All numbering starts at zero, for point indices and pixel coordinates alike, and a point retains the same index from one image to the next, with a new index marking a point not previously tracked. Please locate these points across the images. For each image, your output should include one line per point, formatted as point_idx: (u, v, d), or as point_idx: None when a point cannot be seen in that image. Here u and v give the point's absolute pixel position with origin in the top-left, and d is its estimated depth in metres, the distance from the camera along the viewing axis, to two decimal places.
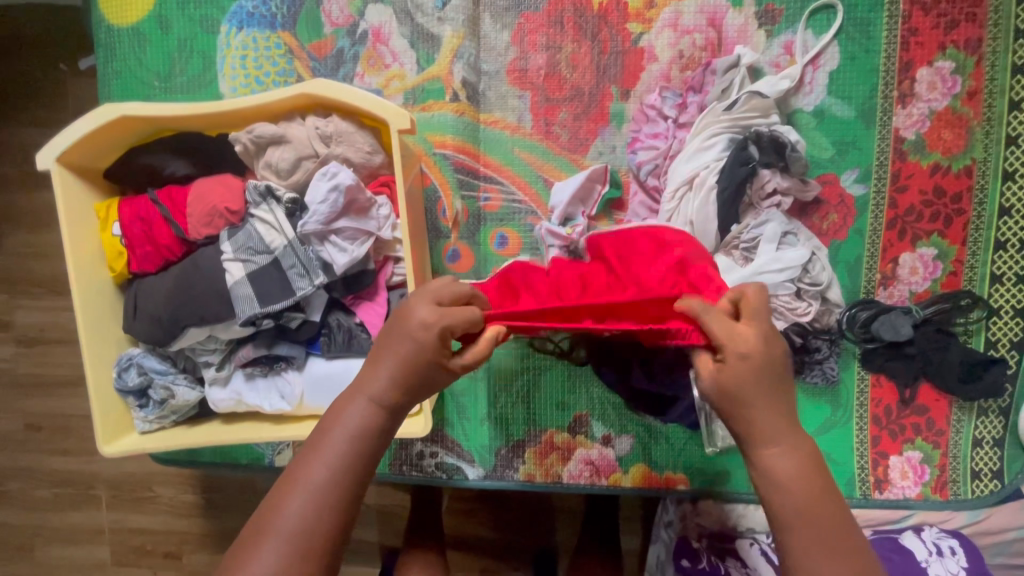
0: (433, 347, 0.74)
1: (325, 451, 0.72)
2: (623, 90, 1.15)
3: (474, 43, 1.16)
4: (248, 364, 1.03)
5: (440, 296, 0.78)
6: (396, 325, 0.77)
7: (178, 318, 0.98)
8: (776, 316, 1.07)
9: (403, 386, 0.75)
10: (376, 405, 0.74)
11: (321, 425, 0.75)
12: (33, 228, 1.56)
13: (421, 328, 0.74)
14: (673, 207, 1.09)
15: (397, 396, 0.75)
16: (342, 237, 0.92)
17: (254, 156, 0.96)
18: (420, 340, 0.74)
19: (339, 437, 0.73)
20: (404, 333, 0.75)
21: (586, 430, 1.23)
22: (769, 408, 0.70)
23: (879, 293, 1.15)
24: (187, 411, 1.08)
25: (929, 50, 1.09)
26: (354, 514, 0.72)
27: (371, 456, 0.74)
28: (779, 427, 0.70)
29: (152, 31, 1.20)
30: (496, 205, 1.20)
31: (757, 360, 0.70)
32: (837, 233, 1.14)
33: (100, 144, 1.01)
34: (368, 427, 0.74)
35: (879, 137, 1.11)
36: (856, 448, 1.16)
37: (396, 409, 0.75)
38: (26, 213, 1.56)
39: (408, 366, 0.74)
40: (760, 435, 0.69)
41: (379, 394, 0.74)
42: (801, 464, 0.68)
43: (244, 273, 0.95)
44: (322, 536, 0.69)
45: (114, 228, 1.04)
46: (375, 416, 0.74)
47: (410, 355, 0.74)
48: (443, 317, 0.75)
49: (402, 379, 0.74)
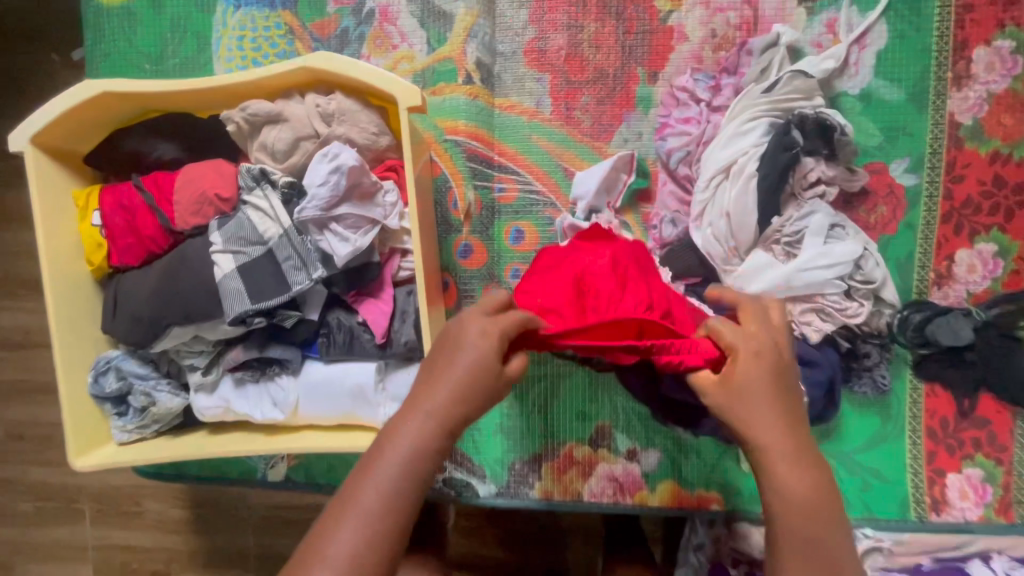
0: (493, 359, 0.73)
1: (380, 471, 0.67)
2: (651, 72, 1.06)
3: (489, 21, 1.07)
4: (237, 368, 0.93)
5: (493, 306, 0.78)
6: (449, 337, 0.75)
7: (160, 317, 0.88)
8: (823, 317, 0.98)
9: (460, 399, 0.71)
10: (434, 423, 0.70)
11: (375, 443, 0.71)
12: (18, 225, 1.47)
13: (478, 340, 0.73)
14: (707, 198, 1.00)
15: (455, 411, 0.71)
16: (345, 225, 0.83)
17: (248, 137, 0.87)
18: (481, 350, 0.73)
19: (397, 453, 0.68)
20: (462, 344, 0.73)
21: (609, 444, 1.13)
22: (772, 408, 0.72)
23: (933, 294, 1.05)
24: (170, 420, 0.99)
25: (987, 27, 0.99)
26: (405, 543, 0.67)
27: (427, 478, 0.69)
28: (785, 433, 0.71)
29: (142, 10, 1.12)
30: (512, 197, 1.10)
31: (768, 360, 0.73)
32: (886, 227, 1.04)
33: (79, 125, 0.92)
34: (426, 447, 0.70)
35: (932, 123, 1.02)
36: (909, 465, 1.05)
37: (454, 428, 0.71)
38: (11, 209, 1.46)
39: (468, 381, 0.72)
40: (767, 439, 0.71)
41: (437, 410, 0.71)
42: (800, 460, 0.70)
43: (235, 266, 0.86)
44: (374, 564, 0.64)
45: (94, 217, 0.94)
46: (432, 431, 0.70)
47: (470, 366, 0.72)
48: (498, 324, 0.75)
49: (460, 392, 0.71)
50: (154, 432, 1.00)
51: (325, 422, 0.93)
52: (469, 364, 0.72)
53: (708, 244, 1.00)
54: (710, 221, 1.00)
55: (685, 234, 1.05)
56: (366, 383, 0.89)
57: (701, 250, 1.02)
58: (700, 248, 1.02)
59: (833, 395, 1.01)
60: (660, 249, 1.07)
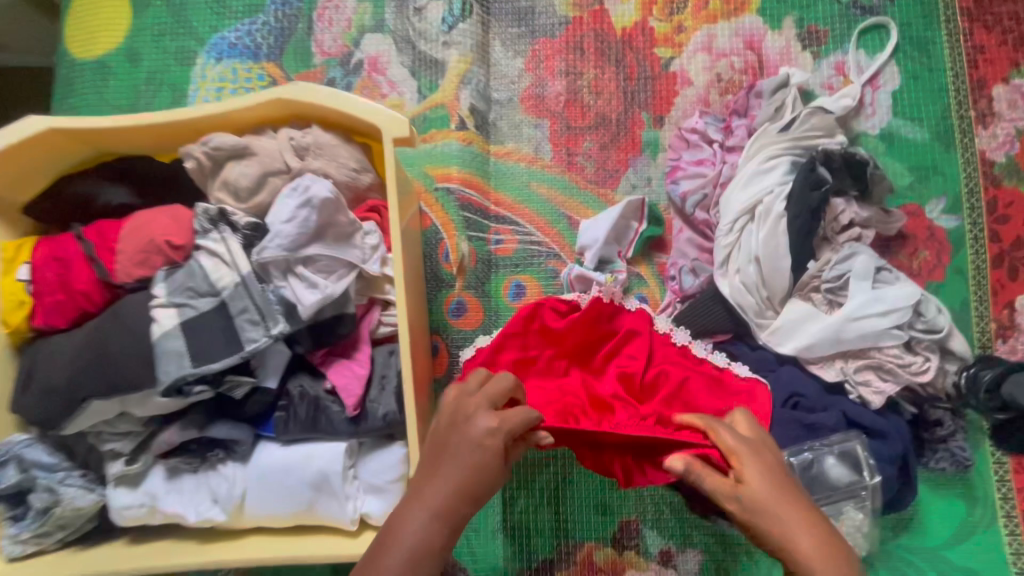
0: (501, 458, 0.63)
1: None
2: (656, 117, 1.00)
3: (483, 69, 1.02)
4: (170, 455, 0.74)
5: (496, 397, 0.67)
6: (449, 427, 0.64)
7: (76, 387, 0.70)
8: (882, 375, 0.83)
9: (464, 495, 0.61)
10: (440, 521, 0.60)
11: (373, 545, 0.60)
12: None
13: (485, 443, 0.62)
14: (732, 241, 0.88)
15: (463, 508, 0.61)
16: (314, 268, 0.69)
17: (210, 175, 0.75)
18: (484, 451, 0.62)
19: (395, 558, 0.57)
20: (463, 440, 0.63)
21: (637, 545, 0.91)
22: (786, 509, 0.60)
23: (999, 347, 0.91)
24: (79, 526, 0.77)
25: (1001, 67, 0.96)
26: None
27: None
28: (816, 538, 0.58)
29: (119, 64, 1.07)
30: (510, 249, 0.99)
31: (766, 456, 0.64)
32: (932, 273, 0.93)
33: (16, 169, 0.80)
34: (428, 548, 0.59)
35: (963, 161, 0.95)
36: (1013, 562, 0.85)
37: (459, 525, 0.61)
38: None
39: (477, 476, 0.61)
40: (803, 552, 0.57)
41: (443, 507, 0.60)
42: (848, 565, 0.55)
43: (177, 322, 0.70)
44: None
45: (20, 271, 0.80)
46: (436, 531, 0.59)
47: (470, 465, 0.62)
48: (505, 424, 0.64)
49: (469, 487, 0.61)
50: (57, 543, 0.77)
51: (279, 523, 0.73)
52: (466, 464, 0.61)
53: (737, 294, 0.88)
54: (737, 268, 0.88)
55: (709, 284, 0.92)
56: (333, 472, 0.70)
57: (730, 301, 0.88)
58: (728, 299, 0.89)
59: (907, 473, 0.83)
60: (682, 302, 0.93)
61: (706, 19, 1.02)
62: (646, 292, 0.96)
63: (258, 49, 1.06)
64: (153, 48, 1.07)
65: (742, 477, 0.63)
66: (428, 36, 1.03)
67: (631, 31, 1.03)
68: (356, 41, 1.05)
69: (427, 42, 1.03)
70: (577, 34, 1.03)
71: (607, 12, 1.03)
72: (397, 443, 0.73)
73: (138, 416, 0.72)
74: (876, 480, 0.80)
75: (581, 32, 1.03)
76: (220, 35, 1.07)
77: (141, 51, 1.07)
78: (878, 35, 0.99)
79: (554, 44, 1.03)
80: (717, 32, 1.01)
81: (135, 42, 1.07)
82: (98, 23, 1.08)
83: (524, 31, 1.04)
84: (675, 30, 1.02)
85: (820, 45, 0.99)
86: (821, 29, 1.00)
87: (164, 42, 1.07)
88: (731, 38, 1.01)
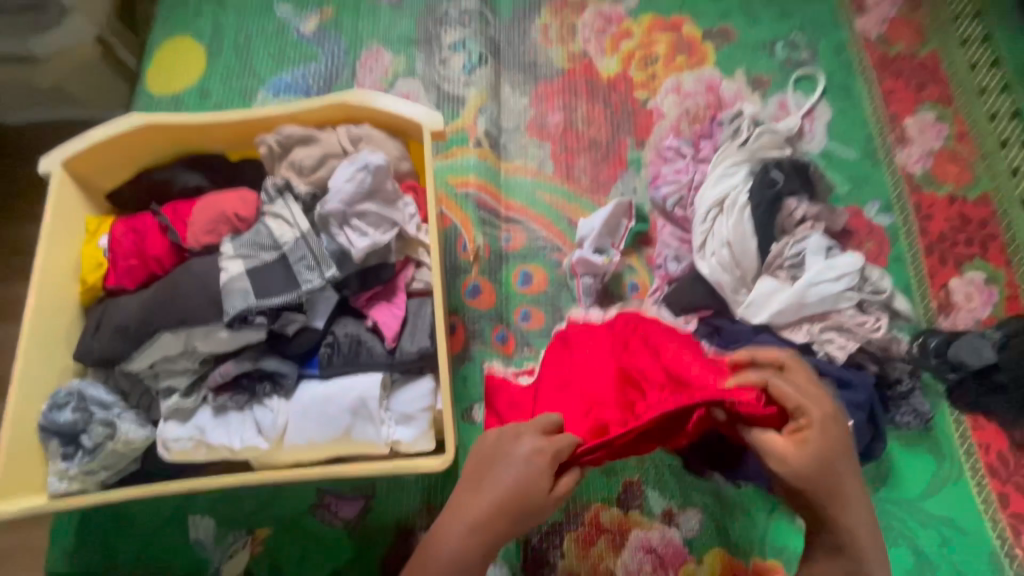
0: (542, 479, 0.71)
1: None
2: (638, 141, 1.22)
3: (496, 104, 1.25)
4: (222, 391, 0.83)
5: (545, 425, 0.77)
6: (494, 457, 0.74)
7: (150, 321, 0.81)
8: (845, 334, 0.96)
9: (502, 518, 0.70)
10: (477, 539, 0.69)
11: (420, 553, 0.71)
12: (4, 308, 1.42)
13: (528, 459, 0.72)
14: (707, 229, 1.05)
15: (497, 528, 0.70)
16: (366, 222, 0.84)
17: (278, 158, 0.93)
18: (530, 467, 0.72)
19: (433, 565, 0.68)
20: (509, 467, 0.71)
21: (641, 505, 0.97)
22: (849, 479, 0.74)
23: (942, 321, 1.05)
24: (123, 466, 0.84)
25: (908, 104, 1.21)
26: None
27: None
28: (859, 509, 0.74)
29: (191, 99, 1.29)
30: (519, 244, 1.14)
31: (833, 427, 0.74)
32: (878, 260, 1.09)
33: (113, 158, 0.97)
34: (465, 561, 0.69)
35: (889, 173, 1.16)
36: (983, 511, 0.94)
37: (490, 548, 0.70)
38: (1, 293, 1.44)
39: (518, 497, 0.70)
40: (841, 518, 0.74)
41: (479, 525, 0.70)
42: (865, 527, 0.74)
43: (243, 269, 0.83)
44: None
45: (102, 240, 0.94)
46: (473, 549, 0.69)
47: (513, 483, 0.70)
48: (552, 441, 0.74)
49: (509, 507, 0.70)
50: (99, 483, 0.83)
51: (317, 451, 0.81)
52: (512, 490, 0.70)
53: (715, 273, 1.02)
54: (712, 251, 1.04)
55: (690, 268, 1.07)
56: (371, 397, 0.79)
57: (710, 279, 1.03)
58: (708, 278, 1.03)
59: (877, 422, 0.93)
60: (668, 284, 1.08)
61: (674, 70, 1.28)
62: (638, 279, 1.12)
63: (310, 89, 1.29)
64: (222, 87, 1.30)
65: (807, 438, 0.73)
66: (451, 79, 1.27)
67: (615, 78, 1.28)
68: (391, 83, 1.29)
69: (451, 84, 1.27)
70: (572, 80, 1.28)
71: (595, 65, 1.29)
72: (426, 377, 0.83)
73: (199, 352, 0.83)
74: (849, 424, 0.89)
75: (574, 79, 1.28)
76: (279, 78, 1.31)
77: (211, 90, 1.30)
78: (809, 82, 1.25)
79: (553, 87, 1.27)
80: (683, 79, 1.27)
81: (207, 84, 1.30)
82: (177, 69, 1.31)
83: (528, 77, 1.29)
84: (650, 77, 1.27)
85: (765, 89, 1.24)
86: (765, 78, 1.26)
87: (232, 83, 1.30)
88: (695, 84, 1.26)
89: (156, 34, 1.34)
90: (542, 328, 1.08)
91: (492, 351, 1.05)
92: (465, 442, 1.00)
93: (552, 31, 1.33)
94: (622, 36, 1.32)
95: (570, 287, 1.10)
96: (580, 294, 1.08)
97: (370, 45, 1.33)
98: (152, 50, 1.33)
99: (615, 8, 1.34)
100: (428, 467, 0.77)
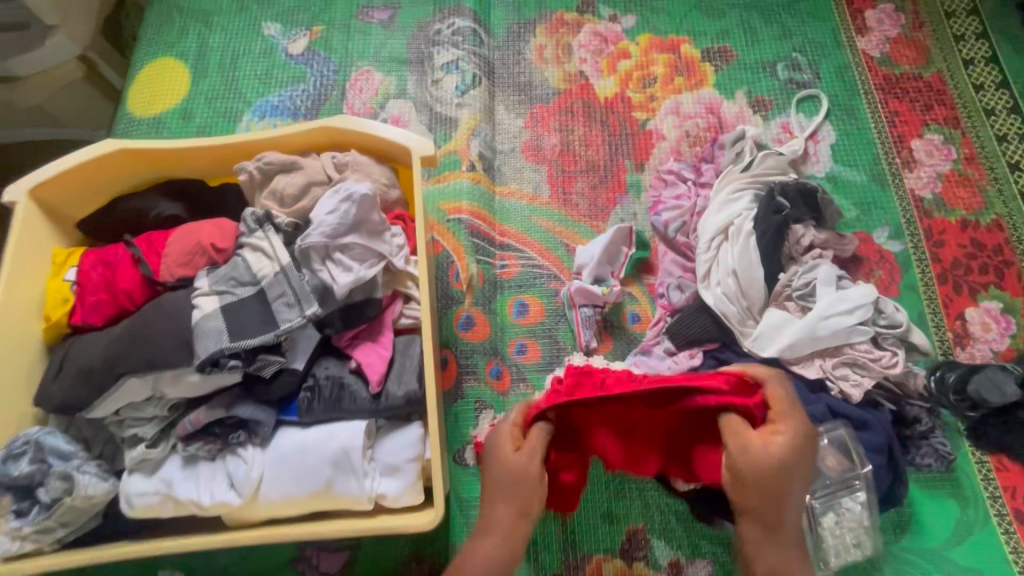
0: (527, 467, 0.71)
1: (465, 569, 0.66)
2: (637, 163, 1.18)
3: (489, 126, 1.21)
4: (192, 439, 0.76)
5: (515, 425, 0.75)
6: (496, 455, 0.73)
7: (114, 365, 0.75)
8: (858, 370, 0.91)
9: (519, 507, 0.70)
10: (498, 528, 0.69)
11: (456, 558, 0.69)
12: None
13: (511, 452, 0.72)
14: (710, 258, 1.01)
15: (514, 517, 0.69)
16: (351, 256, 0.79)
17: (258, 186, 0.88)
18: (510, 461, 0.71)
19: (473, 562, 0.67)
20: (500, 474, 0.71)
21: (646, 555, 0.90)
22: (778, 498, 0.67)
23: (959, 353, 1.00)
24: (83, 521, 0.77)
25: (915, 126, 1.17)
26: None
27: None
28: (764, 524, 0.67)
29: (173, 121, 1.24)
30: (514, 272, 1.09)
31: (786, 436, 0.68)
32: (889, 288, 1.04)
33: (83, 185, 0.92)
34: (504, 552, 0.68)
35: (898, 198, 1.12)
36: (1011, 559, 0.88)
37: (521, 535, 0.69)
38: None
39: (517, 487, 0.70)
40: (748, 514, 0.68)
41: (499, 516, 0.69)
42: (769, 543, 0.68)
43: (217, 306, 0.77)
44: None
45: (69, 273, 0.88)
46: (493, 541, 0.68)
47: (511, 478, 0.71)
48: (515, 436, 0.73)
49: (513, 494, 0.70)
50: (55, 542, 0.76)
51: (296, 506, 0.74)
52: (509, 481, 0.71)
53: (720, 303, 0.97)
54: (717, 281, 0.99)
55: (694, 298, 1.02)
56: (354, 448, 0.73)
57: (715, 310, 0.98)
58: (713, 308, 0.98)
59: (896, 466, 0.88)
60: (671, 315, 1.02)
61: (673, 91, 1.24)
62: (639, 309, 1.06)
63: (297, 110, 1.25)
64: (205, 109, 1.25)
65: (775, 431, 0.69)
66: (443, 101, 1.23)
67: (612, 99, 1.24)
68: (381, 104, 1.24)
69: (443, 105, 1.22)
70: (568, 101, 1.24)
71: (592, 86, 1.25)
72: (414, 424, 0.77)
73: (169, 397, 0.76)
74: (868, 469, 0.85)
75: (571, 100, 1.24)
76: (265, 99, 1.26)
77: (194, 111, 1.25)
78: (812, 103, 1.21)
79: (549, 108, 1.23)
80: (683, 100, 1.23)
81: (190, 105, 1.26)
82: (159, 89, 1.26)
83: (523, 98, 1.25)
84: (648, 99, 1.24)
85: (768, 110, 1.21)
86: (767, 99, 1.22)
87: (216, 104, 1.26)
88: (695, 105, 1.22)
89: (138, 55, 1.30)
90: (540, 362, 1.02)
91: (486, 388, 0.99)
92: (459, 486, 0.93)
93: (548, 51, 1.29)
94: (619, 56, 1.28)
95: (568, 318, 1.04)
96: (580, 326, 1.02)
97: (360, 65, 1.28)
98: (133, 70, 1.28)
99: (611, 27, 1.31)
100: (419, 527, 0.72)
